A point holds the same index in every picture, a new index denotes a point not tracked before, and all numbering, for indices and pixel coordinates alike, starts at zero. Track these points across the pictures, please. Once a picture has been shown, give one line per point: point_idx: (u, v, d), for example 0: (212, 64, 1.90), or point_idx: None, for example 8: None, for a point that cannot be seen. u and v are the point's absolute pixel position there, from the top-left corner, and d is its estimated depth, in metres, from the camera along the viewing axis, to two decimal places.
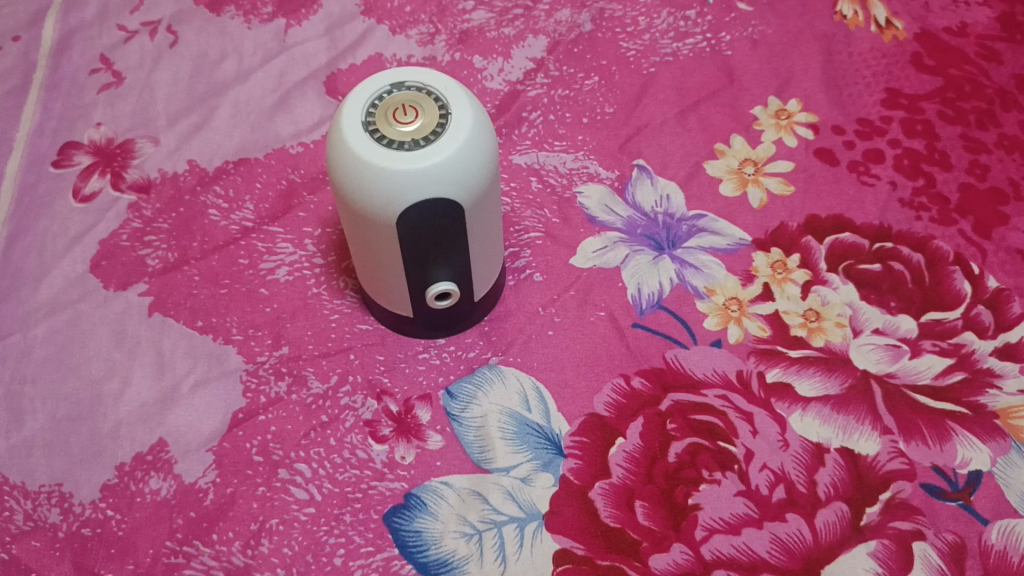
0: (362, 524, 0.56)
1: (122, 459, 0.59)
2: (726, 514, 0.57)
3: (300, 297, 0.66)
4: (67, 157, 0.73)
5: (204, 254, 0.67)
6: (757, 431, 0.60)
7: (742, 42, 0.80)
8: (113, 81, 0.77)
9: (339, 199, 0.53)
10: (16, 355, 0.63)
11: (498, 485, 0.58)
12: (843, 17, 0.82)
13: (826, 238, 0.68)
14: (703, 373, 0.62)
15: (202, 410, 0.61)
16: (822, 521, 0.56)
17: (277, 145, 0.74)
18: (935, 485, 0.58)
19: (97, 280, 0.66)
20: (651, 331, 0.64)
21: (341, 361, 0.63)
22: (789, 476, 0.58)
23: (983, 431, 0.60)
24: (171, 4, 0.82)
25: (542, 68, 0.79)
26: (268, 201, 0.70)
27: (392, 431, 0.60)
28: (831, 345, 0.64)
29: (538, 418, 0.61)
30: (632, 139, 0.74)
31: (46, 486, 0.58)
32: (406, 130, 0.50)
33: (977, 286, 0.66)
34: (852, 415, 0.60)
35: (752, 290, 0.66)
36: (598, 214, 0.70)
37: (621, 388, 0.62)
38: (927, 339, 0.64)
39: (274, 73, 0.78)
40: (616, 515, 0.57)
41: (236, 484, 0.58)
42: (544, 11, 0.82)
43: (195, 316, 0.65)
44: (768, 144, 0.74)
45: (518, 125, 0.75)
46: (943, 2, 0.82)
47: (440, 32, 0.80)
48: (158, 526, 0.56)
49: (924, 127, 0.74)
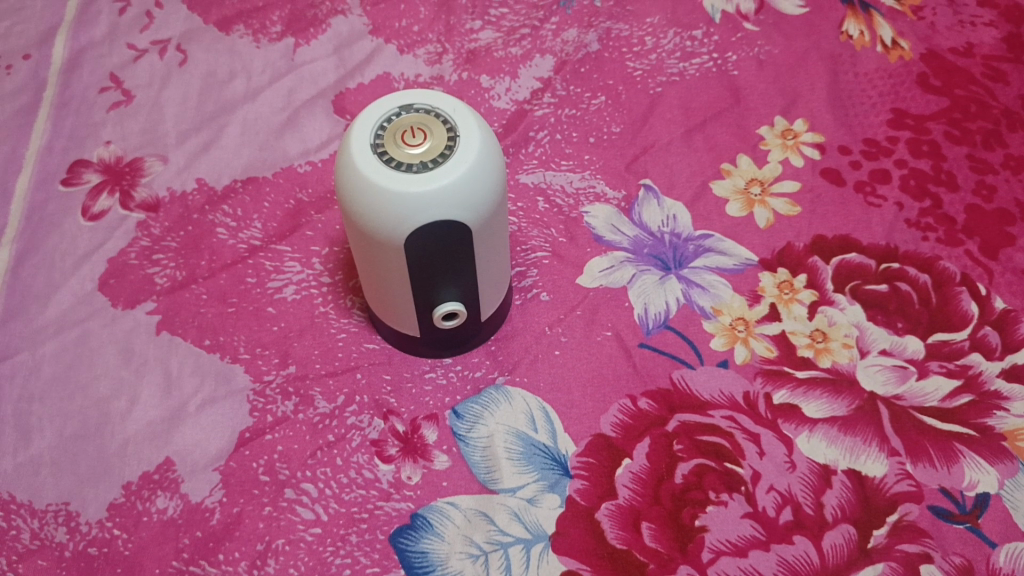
0: (368, 545, 0.56)
1: (129, 478, 0.59)
2: (733, 536, 0.57)
3: (307, 316, 0.66)
4: (76, 175, 0.73)
5: (212, 272, 0.68)
6: (763, 452, 0.60)
7: (748, 62, 0.81)
8: (123, 99, 0.78)
9: (348, 220, 0.53)
10: (24, 373, 0.63)
11: (505, 505, 0.58)
12: (849, 37, 0.82)
13: (832, 258, 0.69)
14: (710, 394, 0.62)
15: (208, 429, 0.61)
16: (829, 543, 0.56)
17: (285, 164, 0.74)
18: (942, 507, 0.58)
19: (105, 297, 0.66)
20: (657, 351, 0.65)
21: (348, 380, 0.63)
22: (796, 498, 0.58)
23: (990, 453, 0.60)
24: (181, 23, 0.82)
25: (549, 87, 0.79)
26: (276, 219, 0.71)
27: (398, 451, 0.60)
28: (838, 366, 0.64)
29: (545, 438, 0.61)
30: (639, 158, 0.75)
31: (52, 505, 0.58)
32: (415, 152, 0.50)
33: (983, 307, 0.66)
34: (859, 436, 0.60)
35: (758, 310, 0.66)
36: (605, 233, 0.70)
37: (628, 408, 0.62)
38: (933, 360, 0.64)
39: (283, 92, 0.78)
40: (622, 536, 0.56)
41: (242, 503, 0.58)
42: (551, 31, 0.82)
43: (203, 334, 0.65)
44: (774, 164, 0.74)
45: (525, 144, 0.75)
46: (949, 23, 0.83)
47: (448, 52, 0.81)
48: (164, 545, 0.56)
49: (930, 147, 0.74)
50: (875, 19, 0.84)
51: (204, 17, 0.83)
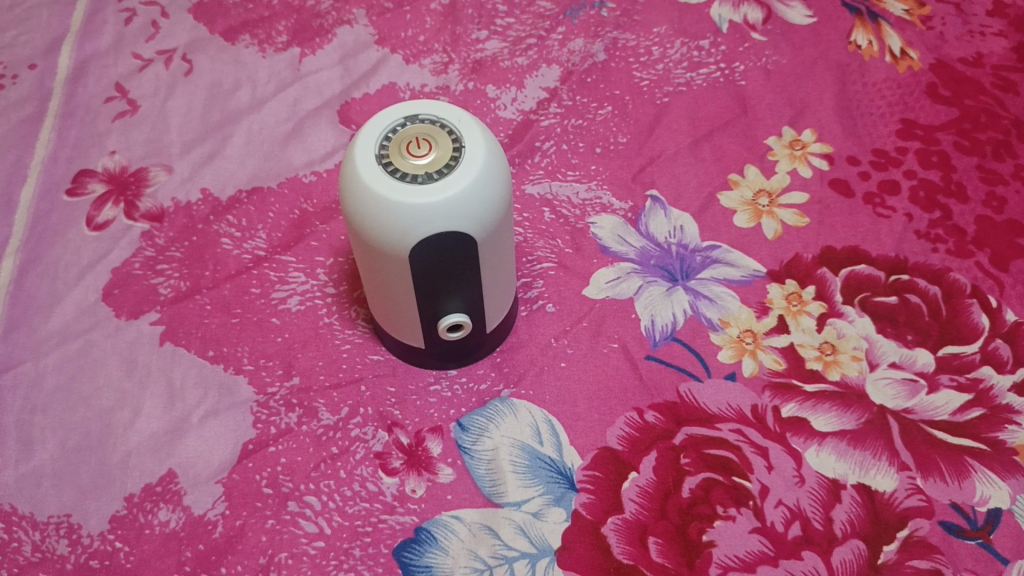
0: (372, 558, 0.56)
1: (131, 490, 0.58)
2: (741, 551, 0.56)
3: (311, 327, 0.66)
4: (81, 185, 0.73)
5: (217, 283, 0.67)
6: (772, 466, 0.59)
7: (755, 72, 0.80)
8: (128, 109, 0.78)
9: (352, 231, 0.53)
10: (27, 383, 0.63)
11: (510, 519, 0.57)
12: (858, 47, 0.82)
13: (841, 270, 0.68)
14: (717, 407, 0.62)
15: (212, 440, 0.60)
16: (838, 559, 0.56)
17: (290, 174, 0.74)
18: (954, 522, 0.57)
19: (108, 308, 0.66)
20: (664, 363, 0.64)
21: (352, 392, 0.63)
22: (805, 513, 0.57)
23: (1002, 467, 0.59)
24: (186, 33, 0.82)
25: (555, 97, 0.79)
26: (281, 229, 0.70)
27: (403, 463, 0.59)
28: (847, 378, 0.63)
29: (550, 451, 0.60)
30: (645, 169, 0.74)
31: (55, 517, 0.58)
32: (420, 163, 0.50)
33: (994, 319, 0.65)
34: (868, 450, 0.60)
35: (767, 322, 0.66)
36: (611, 244, 0.70)
37: (635, 421, 0.61)
38: (944, 374, 0.63)
39: (288, 101, 0.78)
40: (629, 551, 0.56)
41: (246, 516, 0.57)
42: (558, 41, 0.82)
43: (206, 345, 0.64)
44: (782, 174, 0.74)
45: (531, 154, 0.75)
46: (958, 33, 0.82)
47: (453, 62, 0.81)
48: (166, 559, 0.56)
49: (939, 158, 0.74)
50: (883, 30, 0.83)
51: (210, 27, 0.83)
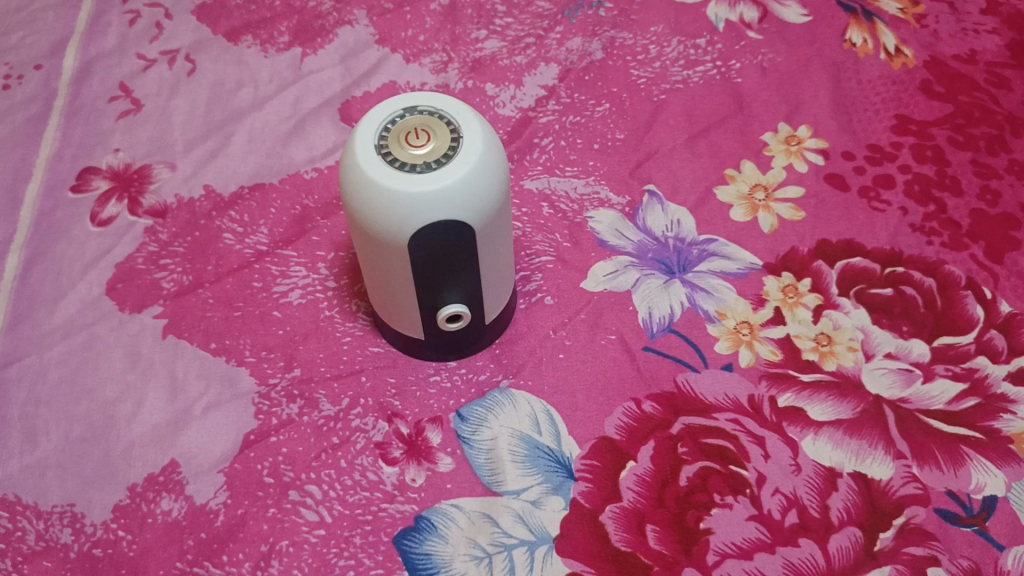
0: (372, 546, 0.56)
1: (134, 480, 0.59)
2: (738, 538, 0.56)
3: (312, 320, 0.66)
4: (86, 182, 0.74)
5: (219, 277, 0.68)
6: (769, 455, 0.59)
7: (751, 69, 0.81)
8: (132, 108, 0.79)
9: (352, 223, 0.54)
10: (31, 376, 0.64)
11: (509, 508, 0.58)
12: (853, 45, 0.83)
13: (837, 263, 0.69)
14: (714, 397, 0.62)
15: (214, 431, 0.61)
16: (835, 546, 0.56)
17: (292, 170, 0.75)
18: (950, 510, 0.57)
19: (112, 302, 0.67)
20: (662, 354, 0.65)
21: (353, 384, 0.63)
22: (801, 501, 0.58)
23: (997, 456, 0.59)
24: (191, 33, 0.84)
25: (554, 95, 0.80)
26: (282, 225, 0.71)
27: (403, 453, 0.60)
28: (843, 368, 0.63)
29: (549, 441, 0.61)
30: (643, 164, 0.75)
31: (58, 507, 0.58)
32: (418, 153, 0.51)
33: (989, 310, 0.66)
34: (864, 440, 0.60)
35: (763, 313, 0.66)
36: (609, 238, 0.71)
37: (633, 411, 0.62)
38: (939, 364, 0.63)
39: (289, 100, 0.79)
40: (627, 539, 0.56)
41: (247, 505, 0.58)
42: (556, 40, 0.83)
43: (209, 338, 0.65)
44: (778, 169, 0.75)
45: (529, 151, 0.76)
46: (952, 30, 0.83)
47: (453, 61, 0.82)
48: (169, 547, 0.56)
49: (934, 153, 0.74)
50: (878, 28, 0.84)
51: (213, 28, 0.84)
